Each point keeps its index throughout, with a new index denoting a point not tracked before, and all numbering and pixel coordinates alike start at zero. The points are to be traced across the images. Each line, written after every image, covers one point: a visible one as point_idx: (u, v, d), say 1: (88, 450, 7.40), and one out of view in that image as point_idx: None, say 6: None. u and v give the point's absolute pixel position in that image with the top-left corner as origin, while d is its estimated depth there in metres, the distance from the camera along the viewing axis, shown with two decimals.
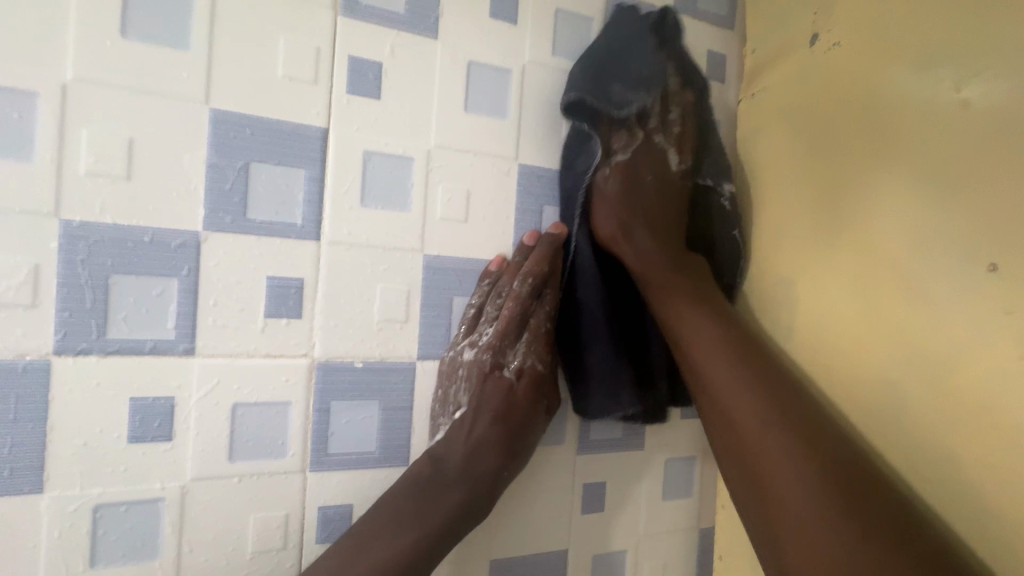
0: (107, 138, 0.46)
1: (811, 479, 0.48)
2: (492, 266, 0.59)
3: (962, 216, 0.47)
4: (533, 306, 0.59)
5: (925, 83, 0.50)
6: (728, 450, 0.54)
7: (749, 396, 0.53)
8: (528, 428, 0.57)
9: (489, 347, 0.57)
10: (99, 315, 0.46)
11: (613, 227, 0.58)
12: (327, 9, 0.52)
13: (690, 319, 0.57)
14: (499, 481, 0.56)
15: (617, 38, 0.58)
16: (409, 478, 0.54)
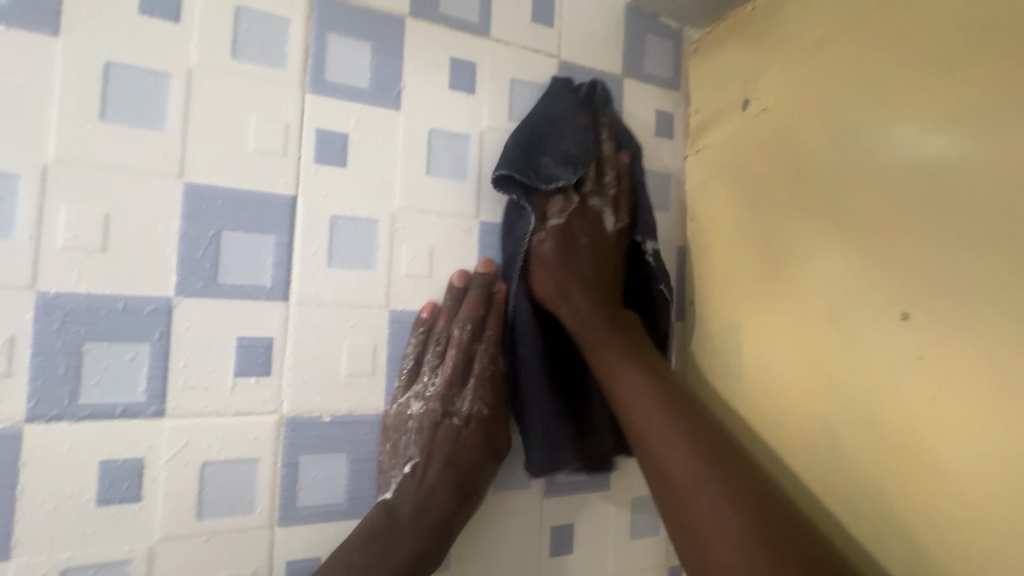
0: (85, 214, 0.49)
1: (737, 528, 0.49)
2: (423, 312, 0.61)
3: (878, 271, 0.51)
4: (474, 349, 0.62)
5: (839, 148, 0.56)
6: (664, 504, 0.55)
7: (681, 447, 0.54)
8: (480, 470, 0.60)
9: (437, 397, 0.59)
10: (72, 381, 0.48)
11: (550, 291, 0.61)
12: (296, 88, 0.57)
13: (616, 363, 0.59)
14: (453, 526, 0.58)
15: (556, 100, 0.65)
16: (363, 531, 0.55)
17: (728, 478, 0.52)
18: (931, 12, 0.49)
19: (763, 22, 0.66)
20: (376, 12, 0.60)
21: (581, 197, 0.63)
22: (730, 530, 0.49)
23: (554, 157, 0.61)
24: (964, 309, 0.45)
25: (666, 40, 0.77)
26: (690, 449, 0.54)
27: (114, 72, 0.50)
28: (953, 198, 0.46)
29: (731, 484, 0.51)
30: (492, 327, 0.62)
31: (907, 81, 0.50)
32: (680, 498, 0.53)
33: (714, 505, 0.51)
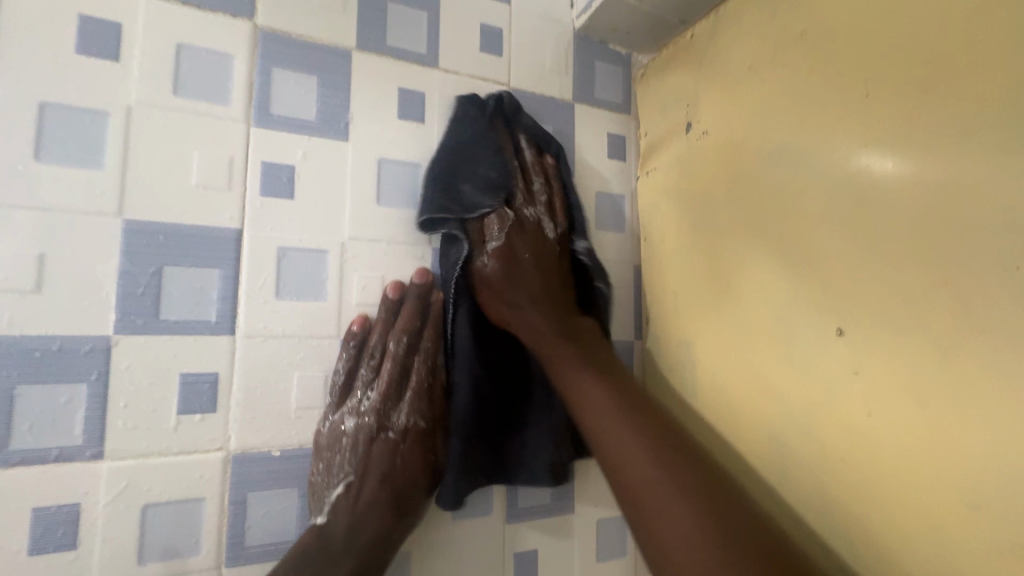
0: (18, 255, 0.48)
1: (689, 523, 0.46)
2: (353, 325, 0.60)
3: (812, 289, 0.53)
4: (413, 360, 0.61)
5: (773, 169, 0.57)
6: (628, 515, 0.51)
7: (631, 446, 0.52)
8: (416, 487, 0.60)
9: (372, 411, 0.59)
10: (3, 427, 0.47)
11: (501, 306, 0.61)
12: (240, 123, 0.57)
13: (572, 375, 0.57)
14: (391, 542, 0.57)
15: (464, 121, 0.64)
16: (295, 552, 0.53)
17: (680, 473, 0.49)
18: (848, 39, 0.51)
19: (702, 48, 0.68)
20: (322, 47, 0.61)
21: (515, 211, 0.63)
22: (683, 527, 0.46)
23: (473, 183, 0.61)
24: (888, 325, 0.46)
25: (615, 66, 0.79)
26: (647, 456, 0.51)
27: (50, 112, 0.50)
28: (870, 218, 0.48)
29: (684, 480, 0.49)
30: (429, 337, 0.62)
31: (829, 105, 0.52)
32: (641, 505, 0.49)
33: (666, 504, 0.48)
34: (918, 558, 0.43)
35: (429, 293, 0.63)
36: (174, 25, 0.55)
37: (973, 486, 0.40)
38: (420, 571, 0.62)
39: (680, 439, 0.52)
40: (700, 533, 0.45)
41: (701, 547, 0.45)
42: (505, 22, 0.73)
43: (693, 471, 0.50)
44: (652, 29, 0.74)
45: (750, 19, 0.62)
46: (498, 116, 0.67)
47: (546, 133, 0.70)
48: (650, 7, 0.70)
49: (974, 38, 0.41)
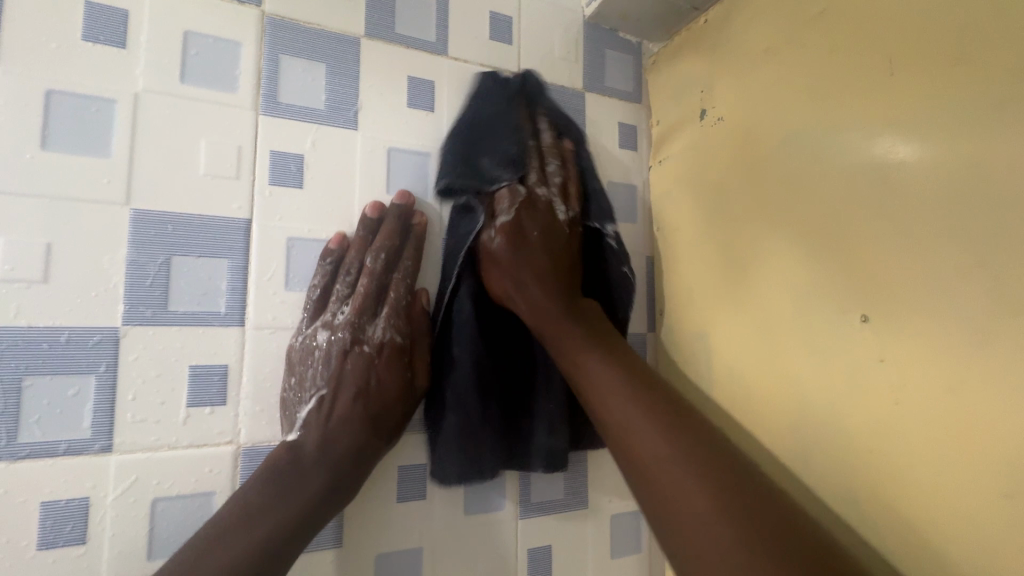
0: (24, 245, 0.47)
1: (708, 502, 0.42)
2: (331, 244, 0.58)
3: (834, 274, 0.51)
4: (390, 278, 0.59)
5: (790, 154, 0.56)
6: (638, 499, 0.47)
7: (639, 424, 0.48)
8: (394, 406, 0.57)
9: (346, 325, 0.56)
10: (11, 420, 0.46)
11: (503, 282, 0.58)
12: (248, 111, 0.56)
13: (577, 355, 0.54)
14: (364, 460, 0.54)
15: (489, 94, 0.63)
16: (265, 469, 0.51)
17: (701, 453, 0.45)
18: (869, 18, 0.49)
19: (716, 34, 0.67)
20: (329, 34, 0.60)
21: (528, 189, 0.59)
22: (699, 510, 0.42)
23: (493, 155, 0.59)
24: (915, 310, 0.45)
25: (625, 54, 0.78)
26: (664, 437, 0.46)
27: (56, 99, 0.49)
28: (896, 199, 0.46)
29: (710, 468, 0.44)
30: (408, 258, 0.60)
31: (850, 86, 0.51)
32: (652, 489, 0.45)
33: (682, 483, 0.44)
34: (949, 549, 0.42)
35: (409, 215, 0.61)
36: (180, 12, 0.54)
37: (1008, 474, 0.38)
38: (432, 567, 0.61)
39: (705, 431, 0.47)
40: (736, 528, 0.40)
41: (730, 536, 0.40)
42: (514, 10, 0.71)
43: (718, 454, 0.45)
44: (664, 16, 0.73)
45: (765, 2, 0.61)
46: (521, 96, 0.64)
47: (569, 118, 0.67)
48: None
49: (1005, 12, 0.40)
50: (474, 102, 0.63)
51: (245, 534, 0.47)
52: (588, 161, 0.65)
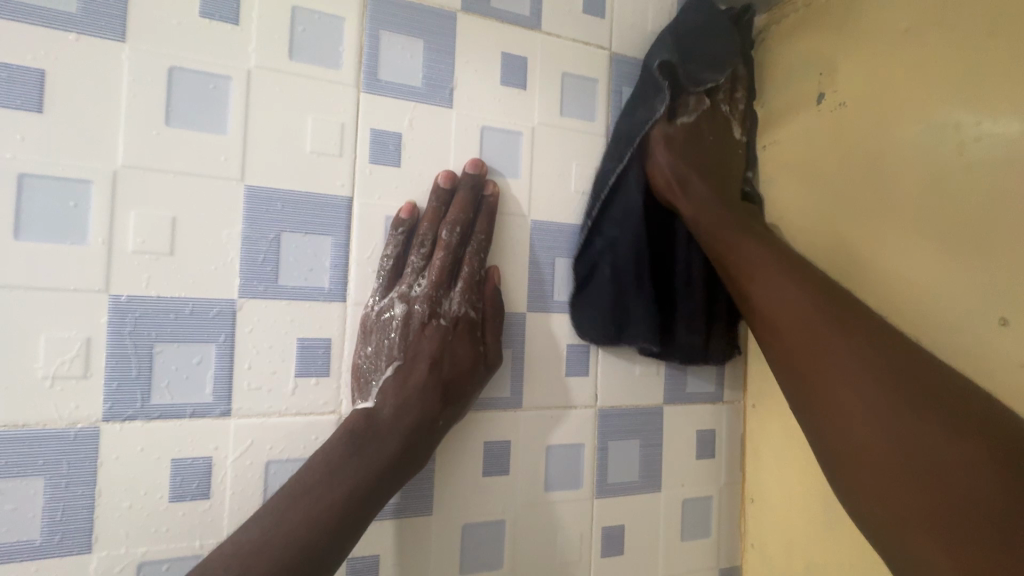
0: (153, 219, 0.50)
1: (855, 357, 0.47)
2: (402, 213, 0.57)
3: (970, 275, 0.49)
4: (463, 252, 0.60)
5: (926, 143, 0.53)
6: (787, 370, 0.52)
7: (795, 299, 0.52)
8: (467, 378, 0.58)
9: (423, 298, 0.57)
10: (145, 384, 0.49)
11: (669, 173, 0.63)
12: (351, 88, 0.56)
13: (732, 238, 0.59)
14: (438, 429, 0.56)
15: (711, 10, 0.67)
16: (342, 433, 0.52)
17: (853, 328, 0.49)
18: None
19: (837, 10, 0.63)
20: (428, 9, 0.59)
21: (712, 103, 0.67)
22: (846, 362, 0.47)
23: (699, 61, 0.64)
24: None
25: None
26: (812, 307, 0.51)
27: (178, 76, 0.50)
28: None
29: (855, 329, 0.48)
30: (482, 231, 0.60)
31: (1005, 74, 0.47)
32: (801, 355, 0.51)
33: (835, 354, 0.48)
34: None
35: (481, 185, 0.61)
36: None
37: None
38: (513, 538, 0.63)
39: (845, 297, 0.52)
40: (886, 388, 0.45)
41: (885, 396, 0.45)
42: None
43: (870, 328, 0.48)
44: None
45: None
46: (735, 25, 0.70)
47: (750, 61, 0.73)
48: None
49: None
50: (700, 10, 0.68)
51: (335, 484, 0.49)
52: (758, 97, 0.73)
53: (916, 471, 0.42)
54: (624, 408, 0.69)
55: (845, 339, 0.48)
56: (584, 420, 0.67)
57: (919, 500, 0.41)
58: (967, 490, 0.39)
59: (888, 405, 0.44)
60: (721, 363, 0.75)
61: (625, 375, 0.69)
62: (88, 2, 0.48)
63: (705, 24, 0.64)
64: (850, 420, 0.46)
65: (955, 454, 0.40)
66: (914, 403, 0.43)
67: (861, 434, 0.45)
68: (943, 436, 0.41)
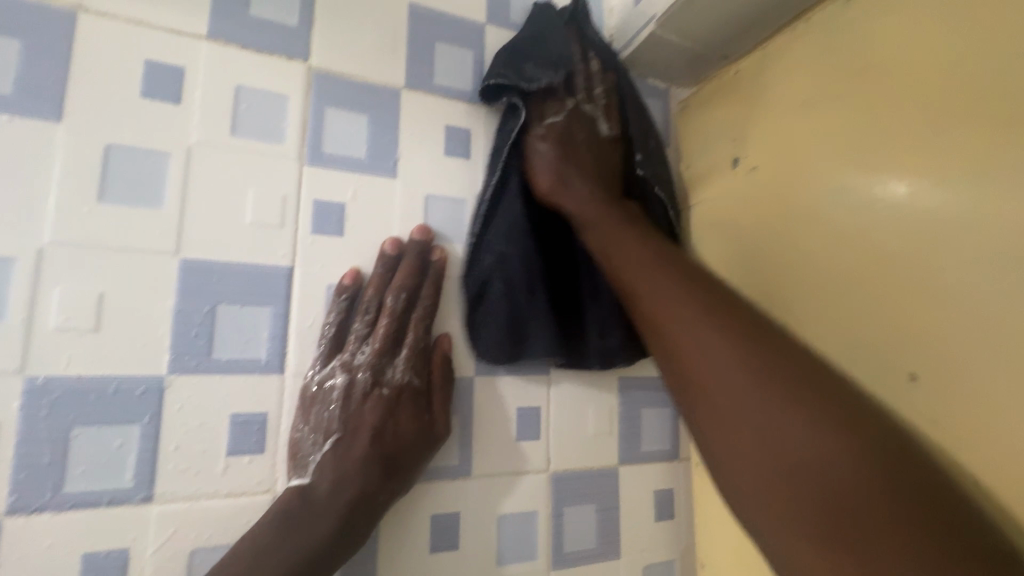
0: (78, 296, 0.48)
1: (717, 341, 0.48)
2: (344, 279, 0.57)
3: (880, 334, 0.51)
4: (409, 318, 0.59)
5: (829, 209, 0.56)
6: (661, 358, 0.53)
7: (672, 297, 0.53)
8: (410, 449, 0.55)
9: (367, 366, 0.55)
10: (57, 472, 0.46)
11: (550, 176, 0.61)
12: (294, 161, 0.57)
13: (609, 232, 0.59)
14: (377, 506, 0.53)
15: (540, 16, 0.66)
16: (273, 514, 0.50)
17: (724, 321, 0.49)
18: (904, 79, 0.51)
19: (748, 85, 0.69)
20: (373, 86, 0.62)
21: (574, 100, 0.64)
22: (715, 356, 0.48)
23: (536, 62, 0.62)
24: (967, 372, 0.44)
25: (654, 100, 0.79)
26: (684, 300, 0.52)
27: (115, 153, 0.51)
28: (943, 250, 0.46)
29: (716, 313, 0.50)
30: (428, 296, 0.60)
31: (885, 142, 0.52)
32: (671, 341, 0.52)
33: (699, 338, 0.49)
34: None
35: (427, 251, 0.61)
36: (235, 69, 0.56)
37: None
38: None
39: (714, 285, 0.53)
40: (751, 374, 0.46)
41: (752, 381, 0.46)
42: None
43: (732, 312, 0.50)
44: (693, 64, 0.75)
45: (795, 55, 0.63)
46: (573, 22, 0.68)
47: (613, 54, 0.70)
48: (693, 43, 0.70)
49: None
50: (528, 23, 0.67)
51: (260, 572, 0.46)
52: (629, 94, 0.69)
53: (811, 488, 0.41)
54: (578, 472, 0.67)
55: (711, 330, 0.49)
56: (537, 486, 0.65)
57: (780, 481, 0.43)
58: (839, 480, 0.40)
59: (760, 399, 0.45)
60: (673, 421, 0.75)
61: (578, 436, 0.68)
62: (26, 84, 0.48)
63: (536, 41, 0.64)
64: (727, 409, 0.46)
65: (850, 474, 0.40)
66: (782, 393, 0.44)
67: (750, 433, 0.45)
68: (818, 441, 0.42)
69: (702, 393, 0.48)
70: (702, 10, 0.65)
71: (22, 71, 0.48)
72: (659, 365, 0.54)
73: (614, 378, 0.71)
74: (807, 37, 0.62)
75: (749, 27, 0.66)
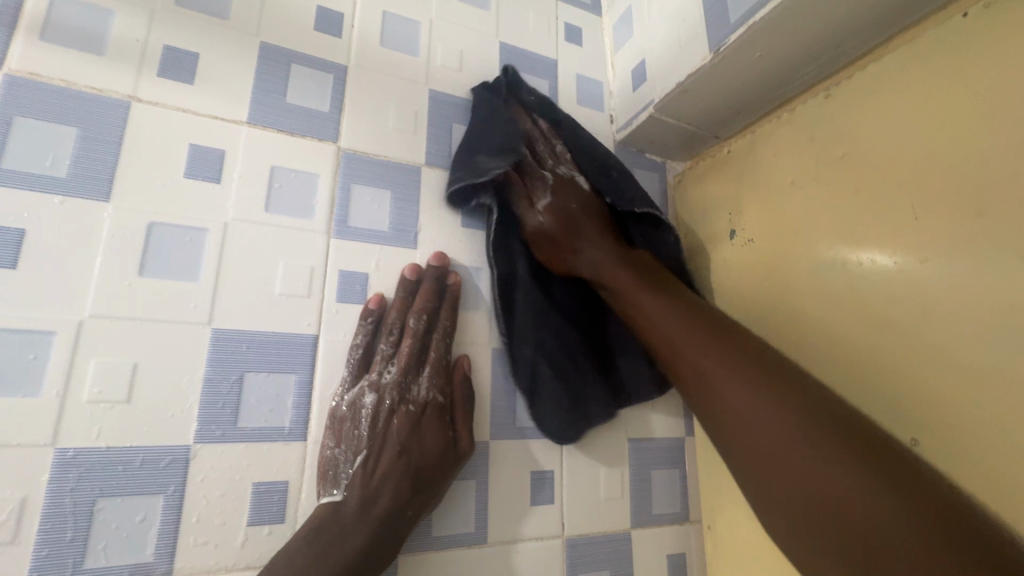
0: (113, 368, 0.50)
1: (733, 377, 0.52)
2: (370, 304, 0.60)
3: (881, 399, 0.54)
4: (430, 339, 0.61)
5: (823, 276, 0.61)
6: (702, 406, 0.55)
7: (679, 330, 0.58)
8: (436, 464, 0.56)
9: (393, 384, 0.57)
10: (79, 547, 0.46)
11: (559, 254, 0.67)
12: (322, 234, 0.61)
13: (626, 285, 0.63)
14: (406, 522, 0.53)
15: (484, 104, 0.70)
16: (306, 530, 0.50)
17: (735, 354, 0.53)
18: (884, 165, 0.56)
19: (740, 163, 0.75)
20: (396, 164, 0.67)
21: (549, 171, 0.68)
22: (732, 386, 0.52)
23: (490, 151, 0.64)
24: (967, 434, 0.47)
25: (653, 173, 0.85)
26: (697, 327, 0.57)
27: (157, 230, 0.54)
28: (934, 315, 0.50)
29: (738, 347, 0.54)
30: (447, 317, 0.62)
31: (869, 220, 0.57)
32: (706, 388, 0.54)
33: (709, 371, 0.54)
34: None
35: (444, 275, 0.64)
36: (270, 151, 0.61)
37: None
38: None
39: (731, 327, 0.56)
40: (760, 399, 0.49)
41: (769, 410, 0.48)
42: None
43: (749, 343, 0.54)
44: (687, 142, 0.82)
45: (782, 139, 0.69)
46: (509, 87, 0.72)
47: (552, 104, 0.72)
48: (687, 123, 0.77)
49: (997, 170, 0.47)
50: (474, 101, 0.71)
51: None
52: (585, 137, 0.71)
53: (794, 487, 0.45)
54: (590, 536, 0.67)
55: (723, 365, 0.53)
56: (552, 552, 0.65)
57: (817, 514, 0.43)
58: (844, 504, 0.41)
59: (765, 419, 0.48)
60: (682, 481, 0.76)
61: (591, 500, 0.68)
62: (79, 168, 0.52)
63: (485, 123, 0.67)
64: (758, 438, 0.48)
65: (820, 464, 0.44)
66: (782, 411, 0.47)
67: (776, 466, 0.46)
68: (818, 458, 0.44)
69: (727, 424, 0.51)
70: (694, 97, 0.71)
71: (76, 156, 0.52)
72: (699, 411, 0.56)
73: (625, 440, 0.73)
74: (792, 123, 0.68)
75: (737, 112, 0.73)
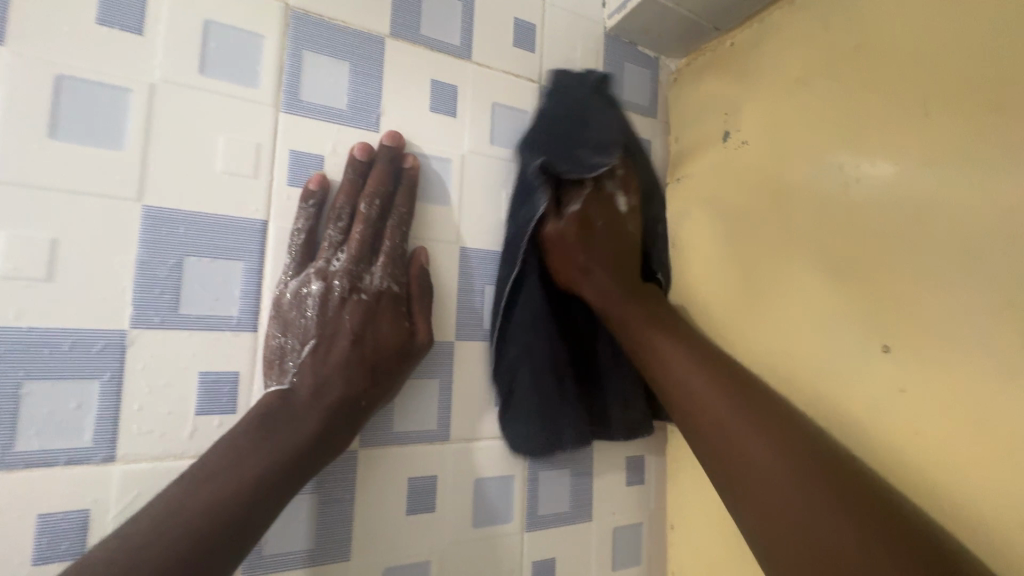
0: (28, 242, 0.44)
1: (763, 444, 0.49)
2: (311, 185, 0.54)
3: (854, 308, 0.52)
4: (383, 227, 0.57)
5: (815, 179, 0.57)
6: (706, 457, 0.53)
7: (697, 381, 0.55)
8: (392, 354, 0.54)
9: (343, 273, 0.54)
10: (7, 430, 0.43)
11: (570, 269, 0.60)
12: (269, 107, 0.54)
13: (644, 333, 0.59)
14: (360, 410, 0.52)
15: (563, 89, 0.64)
16: (252, 417, 0.47)
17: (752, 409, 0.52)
18: (898, 56, 0.51)
19: (744, 57, 0.68)
20: (354, 32, 0.58)
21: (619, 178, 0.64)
22: (758, 447, 0.49)
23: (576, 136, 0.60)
24: (943, 342, 0.46)
25: (644, 69, 0.78)
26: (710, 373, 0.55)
27: (68, 86, 0.46)
28: (925, 219, 0.47)
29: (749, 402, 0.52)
30: (403, 204, 0.58)
31: (873, 119, 0.53)
32: (725, 445, 0.51)
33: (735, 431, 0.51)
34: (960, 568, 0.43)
35: (399, 158, 0.58)
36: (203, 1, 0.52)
37: None
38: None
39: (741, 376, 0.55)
40: (784, 459, 0.48)
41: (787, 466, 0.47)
42: (538, 17, 0.71)
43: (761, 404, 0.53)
44: (686, 34, 0.74)
45: (791, 30, 0.63)
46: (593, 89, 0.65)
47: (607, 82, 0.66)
48: (687, 11, 0.69)
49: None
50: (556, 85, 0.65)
51: (236, 473, 0.44)
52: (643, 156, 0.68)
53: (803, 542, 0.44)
54: None
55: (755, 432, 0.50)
56: (515, 450, 0.65)
57: None
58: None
59: (799, 491, 0.46)
60: None
61: None
62: None
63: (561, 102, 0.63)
64: (777, 505, 0.47)
65: (824, 515, 0.44)
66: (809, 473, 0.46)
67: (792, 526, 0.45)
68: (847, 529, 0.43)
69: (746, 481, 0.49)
70: None
71: None
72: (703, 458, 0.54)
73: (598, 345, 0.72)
74: (803, 10, 0.61)
75: None
